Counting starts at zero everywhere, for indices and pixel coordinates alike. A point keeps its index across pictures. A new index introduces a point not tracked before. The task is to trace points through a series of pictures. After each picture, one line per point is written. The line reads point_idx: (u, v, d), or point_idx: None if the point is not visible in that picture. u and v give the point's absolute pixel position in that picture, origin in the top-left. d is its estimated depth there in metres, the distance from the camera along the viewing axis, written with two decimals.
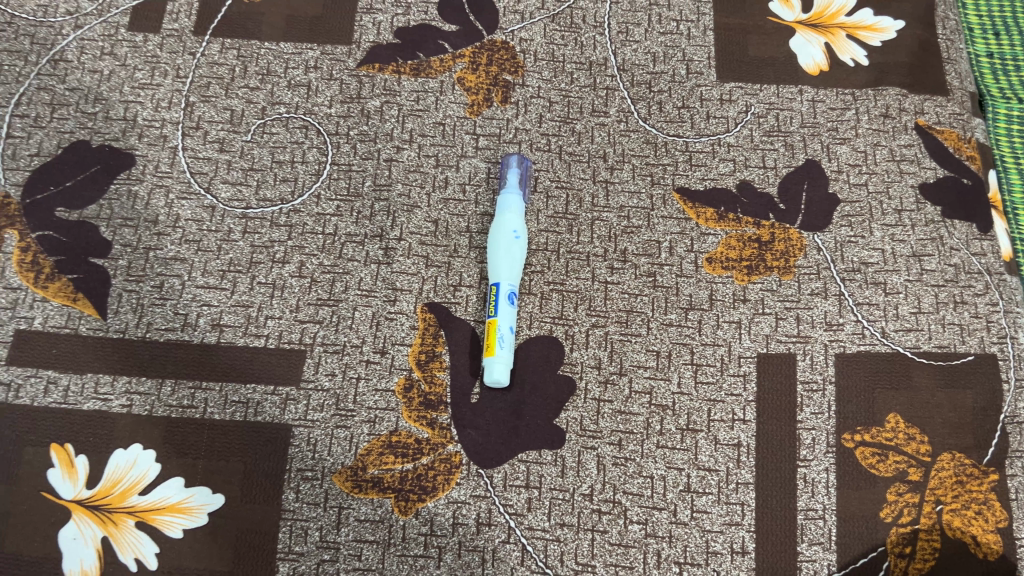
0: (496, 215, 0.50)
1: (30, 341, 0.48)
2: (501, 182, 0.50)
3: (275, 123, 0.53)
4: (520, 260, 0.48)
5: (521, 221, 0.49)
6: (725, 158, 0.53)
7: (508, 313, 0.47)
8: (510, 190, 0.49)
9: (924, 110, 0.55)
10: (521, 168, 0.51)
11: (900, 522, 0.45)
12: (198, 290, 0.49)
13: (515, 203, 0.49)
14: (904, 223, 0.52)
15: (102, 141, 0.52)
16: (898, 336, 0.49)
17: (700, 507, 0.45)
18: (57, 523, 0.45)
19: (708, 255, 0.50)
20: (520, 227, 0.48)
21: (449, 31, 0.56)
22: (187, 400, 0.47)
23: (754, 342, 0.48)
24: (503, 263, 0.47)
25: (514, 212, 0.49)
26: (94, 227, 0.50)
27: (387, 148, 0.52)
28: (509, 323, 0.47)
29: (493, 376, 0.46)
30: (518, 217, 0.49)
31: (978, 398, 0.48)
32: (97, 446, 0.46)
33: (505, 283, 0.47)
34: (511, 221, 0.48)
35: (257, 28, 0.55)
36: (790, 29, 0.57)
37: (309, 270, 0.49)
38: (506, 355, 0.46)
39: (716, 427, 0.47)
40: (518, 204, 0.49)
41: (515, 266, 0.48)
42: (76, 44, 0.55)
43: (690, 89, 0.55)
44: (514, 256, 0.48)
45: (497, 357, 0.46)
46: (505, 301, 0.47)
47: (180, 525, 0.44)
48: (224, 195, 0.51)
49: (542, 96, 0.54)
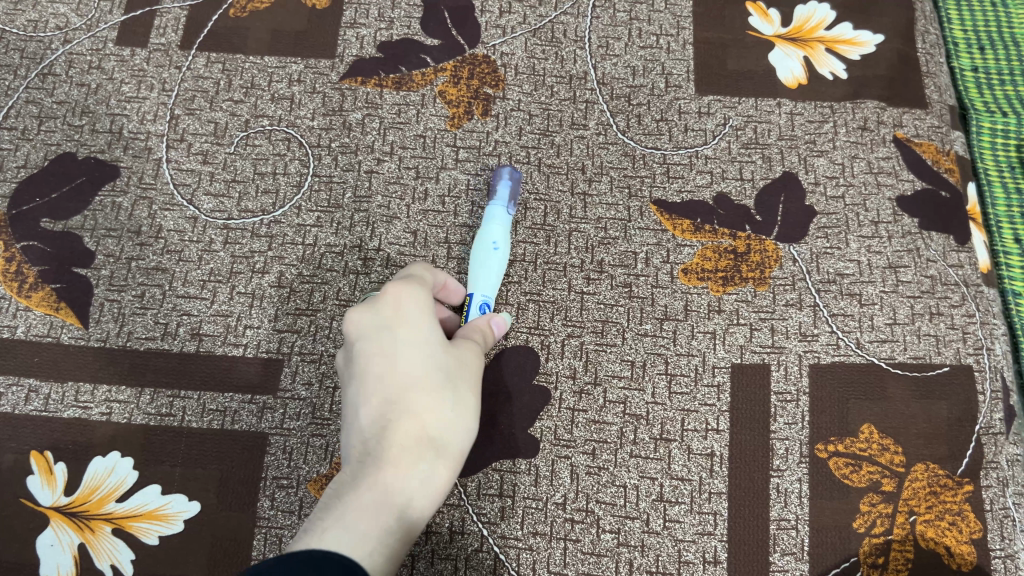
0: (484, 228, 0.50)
1: (12, 350, 0.48)
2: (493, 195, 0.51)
3: (258, 136, 0.54)
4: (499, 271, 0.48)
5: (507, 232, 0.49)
6: (703, 169, 0.53)
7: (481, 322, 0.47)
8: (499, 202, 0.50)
9: (903, 123, 0.56)
10: (511, 181, 0.51)
11: (873, 533, 0.46)
12: (179, 299, 0.49)
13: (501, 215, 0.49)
14: (880, 235, 0.52)
15: (88, 153, 0.53)
16: (873, 347, 0.49)
17: (673, 516, 0.45)
18: (35, 529, 0.45)
19: (684, 266, 0.50)
20: (504, 239, 0.49)
21: (431, 45, 0.56)
22: (166, 409, 0.47)
23: (728, 352, 0.49)
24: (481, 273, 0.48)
25: (499, 224, 0.49)
26: (78, 237, 0.51)
27: (368, 160, 0.53)
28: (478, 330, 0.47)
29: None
30: (503, 228, 0.49)
31: (953, 409, 0.48)
32: (76, 453, 0.46)
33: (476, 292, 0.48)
34: (494, 232, 0.49)
35: (242, 42, 0.56)
36: (769, 43, 0.57)
37: (288, 280, 0.50)
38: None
39: (690, 436, 0.47)
40: (504, 217, 0.49)
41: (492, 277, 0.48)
42: (64, 58, 0.56)
43: (669, 102, 0.55)
44: (492, 267, 0.48)
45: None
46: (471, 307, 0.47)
47: (157, 531, 0.45)
48: (206, 206, 0.52)
49: (522, 109, 0.55)
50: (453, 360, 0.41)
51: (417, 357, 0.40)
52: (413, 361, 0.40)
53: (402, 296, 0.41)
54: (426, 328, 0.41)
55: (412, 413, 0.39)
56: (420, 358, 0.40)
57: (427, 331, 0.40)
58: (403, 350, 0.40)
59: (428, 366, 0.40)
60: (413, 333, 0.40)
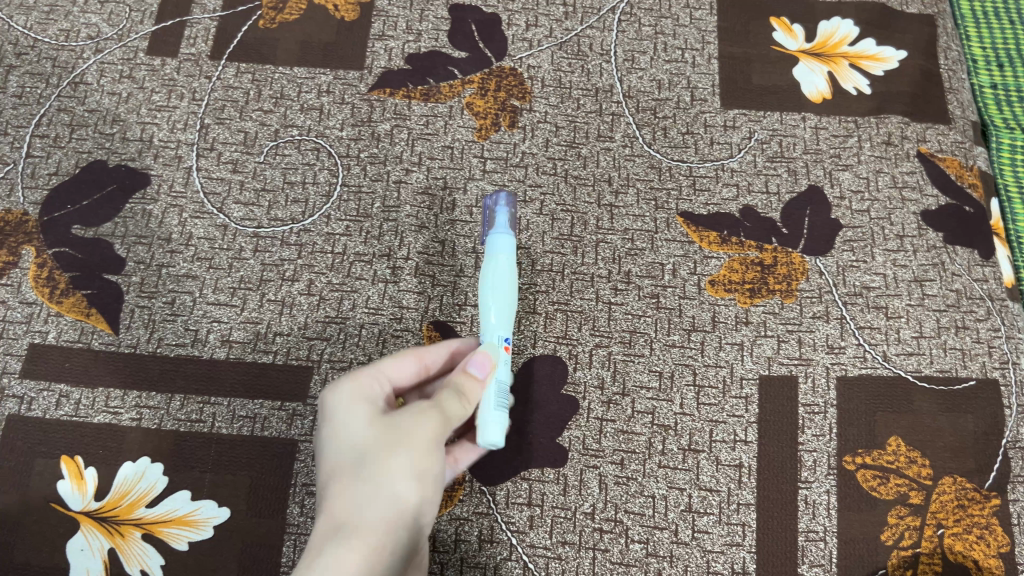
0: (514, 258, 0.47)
1: (43, 355, 0.49)
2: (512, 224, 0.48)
3: (288, 146, 0.54)
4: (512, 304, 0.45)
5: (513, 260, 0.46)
6: (729, 182, 0.54)
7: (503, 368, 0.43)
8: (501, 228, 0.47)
9: (926, 138, 0.56)
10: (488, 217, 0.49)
11: (901, 545, 0.46)
12: (209, 306, 0.50)
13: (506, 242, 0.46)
14: (906, 248, 0.52)
15: (119, 161, 0.54)
16: (900, 359, 0.49)
17: (702, 527, 0.45)
18: (65, 534, 0.45)
19: (711, 278, 0.51)
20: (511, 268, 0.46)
21: (459, 57, 0.57)
22: (196, 415, 0.47)
23: (756, 364, 0.49)
24: (493, 309, 0.45)
25: (503, 252, 0.46)
26: (109, 244, 0.51)
27: (396, 170, 0.53)
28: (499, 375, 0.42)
29: (490, 437, 0.41)
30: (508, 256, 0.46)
31: (980, 423, 0.48)
32: (106, 458, 0.46)
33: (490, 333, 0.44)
34: (498, 262, 0.46)
35: (271, 53, 0.57)
36: (793, 58, 0.58)
37: (318, 288, 0.50)
38: (497, 417, 0.41)
39: (718, 447, 0.47)
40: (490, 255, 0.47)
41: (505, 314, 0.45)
42: (96, 67, 0.56)
43: (695, 116, 0.56)
44: (503, 300, 0.45)
45: (489, 415, 0.41)
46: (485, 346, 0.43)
47: (186, 537, 0.45)
48: (236, 214, 0.52)
49: (549, 121, 0.55)
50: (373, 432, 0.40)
51: (340, 444, 0.40)
52: (341, 449, 0.40)
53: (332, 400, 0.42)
54: (350, 412, 0.41)
55: (333, 501, 0.38)
56: (344, 446, 0.40)
57: (349, 413, 0.41)
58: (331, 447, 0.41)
59: (351, 444, 0.40)
60: (337, 419, 0.41)
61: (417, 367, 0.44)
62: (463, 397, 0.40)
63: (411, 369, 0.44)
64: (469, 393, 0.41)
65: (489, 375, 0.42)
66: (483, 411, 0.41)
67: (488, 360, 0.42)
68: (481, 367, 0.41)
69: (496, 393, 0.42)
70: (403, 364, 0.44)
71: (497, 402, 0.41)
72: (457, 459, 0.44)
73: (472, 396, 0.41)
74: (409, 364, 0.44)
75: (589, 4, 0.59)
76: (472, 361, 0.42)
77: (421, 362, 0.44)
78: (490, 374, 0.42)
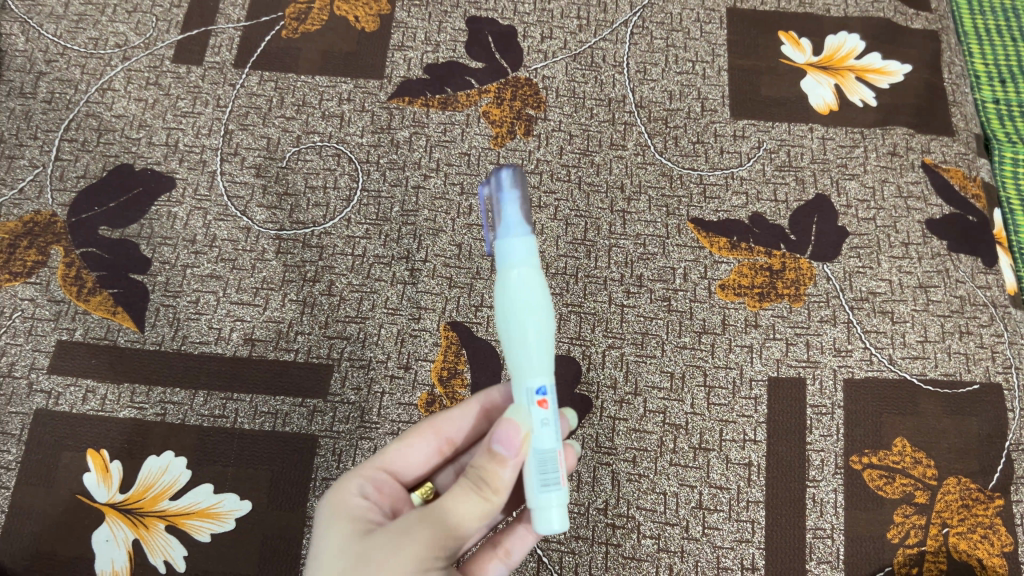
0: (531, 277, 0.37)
1: (71, 351, 0.50)
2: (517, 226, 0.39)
3: (310, 151, 0.55)
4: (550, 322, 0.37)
5: (535, 263, 0.38)
6: (738, 190, 0.55)
7: (547, 432, 0.36)
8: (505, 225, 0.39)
9: (931, 149, 0.58)
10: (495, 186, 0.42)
11: (907, 543, 0.47)
12: (232, 306, 0.51)
13: (520, 245, 0.38)
14: (911, 255, 0.54)
15: (145, 165, 0.55)
16: (905, 362, 0.51)
17: (712, 523, 0.47)
18: (90, 525, 0.46)
19: (721, 282, 0.52)
20: (537, 276, 0.37)
21: (476, 68, 0.59)
22: (219, 410, 0.49)
23: (765, 366, 0.50)
24: (529, 346, 0.37)
25: (517, 261, 0.37)
26: (135, 244, 0.53)
27: (415, 176, 0.55)
28: (540, 443, 0.35)
29: (541, 525, 0.35)
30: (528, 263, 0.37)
31: (984, 425, 0.49)
32: (131, 451, 0.48)
33: (529, 381, 0.37)
34: (515, 280, 0.37)
35: (294, 62, 0.58)
36: (801, 71, 0.59)
37: (338, 288, 0.51)
38: (547, 502, 0.35)
39: (728, 446, 0.48)
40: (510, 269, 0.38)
41: (547, 345, 0.37)
42: (123, 74, 0.58)
43: (705, 126, 0.57)
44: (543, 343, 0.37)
45: (540, 501, 0.35)
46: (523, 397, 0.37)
47: (209, 529, 0.46)
48: (259, 217, 0.53)
49: (563, 130, 0.57)
50: (363, 534, 0.37)
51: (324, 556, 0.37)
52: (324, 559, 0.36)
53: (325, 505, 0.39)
54: (339, 512, 0.38)
55: None
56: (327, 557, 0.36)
57: (341, 511, 0.39)
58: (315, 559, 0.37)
59: (332, 558, 0.36)
60: (326, 519, 0.39)
61: (434, 444, 0.43)
62: (481, 486, 0.36)
63: (427, 447, 0.42)
64: (491, 480, 0.35)
65: (520, 451, 0.35)
66: (529, 495, 0.36)
67: (518, 432, 0.35)
68: (508, 447, 0.35)
69: (539, 469, 0.35)
70: (419, 446, 0.42)
71: (541, 482, 0.35)
72: (509, 552, 0.42)
73: (496, 483, 0.35)
74: (424, 442, 0.42)
75: (602, 17, 0.61)
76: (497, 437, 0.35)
77: (439, 438, 0.43)
78: (522, 449, 0.35)
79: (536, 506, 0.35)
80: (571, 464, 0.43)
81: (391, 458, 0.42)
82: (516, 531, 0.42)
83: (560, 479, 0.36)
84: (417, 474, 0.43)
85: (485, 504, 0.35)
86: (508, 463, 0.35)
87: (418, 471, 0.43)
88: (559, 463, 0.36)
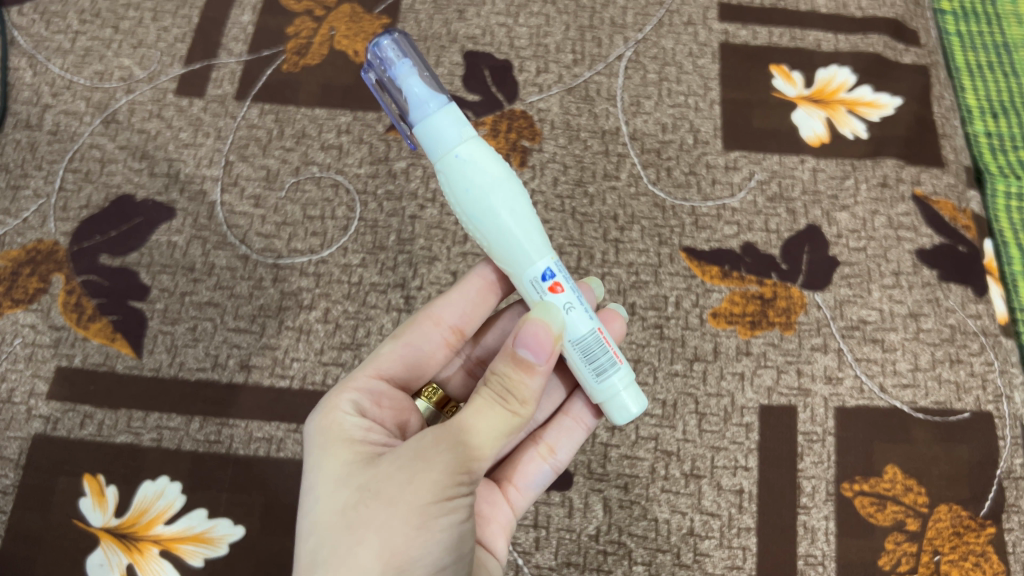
0: (470, 153, 0.35)
1: (70, 377, 0.50)
2: (431, 96, 0.35)
3: (308, 182, 0.56)
4: (513, 189, 0.35)
5: (468, 132, 0.35)
6: (730, 221, 0.56)
7: (577, 317, 0.37)
8: (417, 105, 0.35)
9: (921, 181, 0.58)
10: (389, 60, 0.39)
11: (899, 571, 0.47)
12: (229, 333, 0.52)
13: (443, 121, 0.35)
14: (902, 285, 0.54)
15: (146, 195, 0.56)
16: (896, 391, 0.51)
17: (703, 550, 0.47)
18: (85, 549, 0.47)
19: (713, 310, 0.53)
20: (477, 146, 0.35)
21: (472, 101, 0.59)
22: (214, 436, 0.49)
23: (757, 394, 0.50)
24: (506, 226, 0.35)
25: (449, 143, 0.35)
26: (135, 273, 0.53)
27: (411, 206, 0.56)
28: (577, 331, 0.37)
29: (619, 415, 0.38)
30: (459, 140, 0.35)
31: (974, 453, 0.50)
32: (127, 476, 0.48)
33: (531, 268, 0.36)
34: (458, 165, 0.34)
35: (294, 95, 0.60)
36: (792, 104, 0.60)
37: (334, 315, 0.52)
38: (612, 390, 0.38)
39: (719, 473, 0.48)
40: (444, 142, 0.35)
41: (521, 217, 0.36)
42: (127, 107, 0.59)
43: (697, 157, 0.58)
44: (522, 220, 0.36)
45: (615, 395, 0.38)
46: (529, 283, 0.37)
47: (202, 554, 0.46)
48: (258, 246, 0.54)
49: (558, 161, 0.58)
50: (366, 459, 0.36)
51: (326, 477, 0.35)
52: (325, 480, 0.35)
53: (321, 427, 0.38)
54: (333, 432, 0.37)
55: (309, 550, 0.34)
56: (328, 480, 0.35)
57: (333, 432, 0.37)
58: (314, 478, 0.36)
59: (336, 479, 0.35)
60: (318, 442, 0.37)
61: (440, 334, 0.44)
62: (508, 401, 0.35)
63: (433, 338, 0.44)
64: (517, 392, 0.35)
65: (550, 354, 0.35)
66: (591, 388, 0.38)
67: (547, 333, 0.35)
68: (534, 351, 0.35)
69: (587, 361, 0.37)
70: (425, 334, 0.43)
71: (597, 373, 0.37)
72: (552, 447, 0.45)
73: (522, 395, 0.35)
74: (429, 333, 0.44)
75: (597, 51, 0.62)
76: (521, 344, 0.35)
77: (442, 327, 0.44)
78: (551, 351, 0.35)
79: (608, 396, 0.37)
80: (619, 327, 0.46)
81: (386, 361, 0.42)
82: (554, 428, 0.45)
83: (609, 360, 0.37)
84: (419, 375, 0.43)
85: (514, 419, 0.35)
86: (536, 369, 0.35)
87: (419, 371, 0.43)
88: (602, 344, 0.37)
